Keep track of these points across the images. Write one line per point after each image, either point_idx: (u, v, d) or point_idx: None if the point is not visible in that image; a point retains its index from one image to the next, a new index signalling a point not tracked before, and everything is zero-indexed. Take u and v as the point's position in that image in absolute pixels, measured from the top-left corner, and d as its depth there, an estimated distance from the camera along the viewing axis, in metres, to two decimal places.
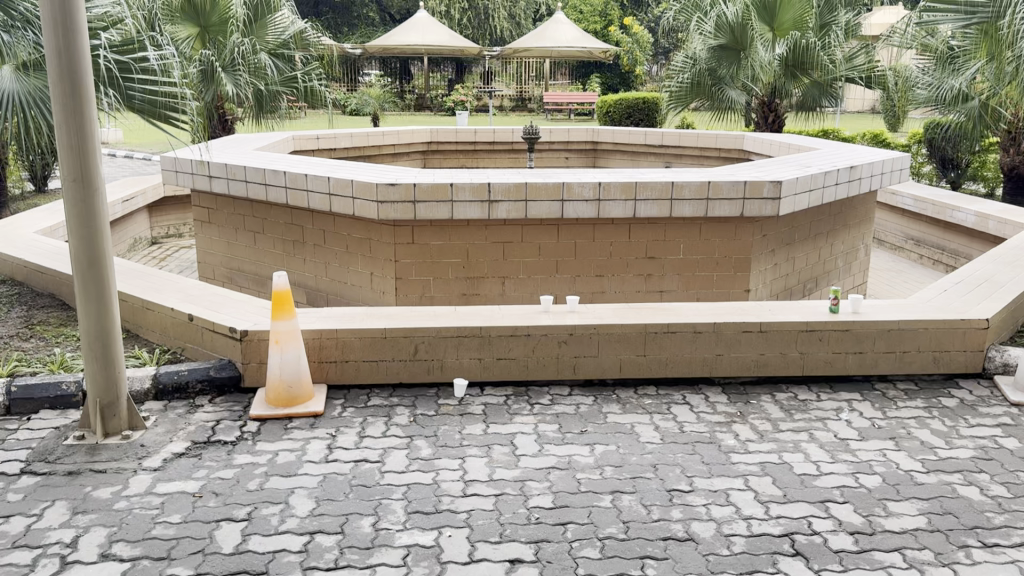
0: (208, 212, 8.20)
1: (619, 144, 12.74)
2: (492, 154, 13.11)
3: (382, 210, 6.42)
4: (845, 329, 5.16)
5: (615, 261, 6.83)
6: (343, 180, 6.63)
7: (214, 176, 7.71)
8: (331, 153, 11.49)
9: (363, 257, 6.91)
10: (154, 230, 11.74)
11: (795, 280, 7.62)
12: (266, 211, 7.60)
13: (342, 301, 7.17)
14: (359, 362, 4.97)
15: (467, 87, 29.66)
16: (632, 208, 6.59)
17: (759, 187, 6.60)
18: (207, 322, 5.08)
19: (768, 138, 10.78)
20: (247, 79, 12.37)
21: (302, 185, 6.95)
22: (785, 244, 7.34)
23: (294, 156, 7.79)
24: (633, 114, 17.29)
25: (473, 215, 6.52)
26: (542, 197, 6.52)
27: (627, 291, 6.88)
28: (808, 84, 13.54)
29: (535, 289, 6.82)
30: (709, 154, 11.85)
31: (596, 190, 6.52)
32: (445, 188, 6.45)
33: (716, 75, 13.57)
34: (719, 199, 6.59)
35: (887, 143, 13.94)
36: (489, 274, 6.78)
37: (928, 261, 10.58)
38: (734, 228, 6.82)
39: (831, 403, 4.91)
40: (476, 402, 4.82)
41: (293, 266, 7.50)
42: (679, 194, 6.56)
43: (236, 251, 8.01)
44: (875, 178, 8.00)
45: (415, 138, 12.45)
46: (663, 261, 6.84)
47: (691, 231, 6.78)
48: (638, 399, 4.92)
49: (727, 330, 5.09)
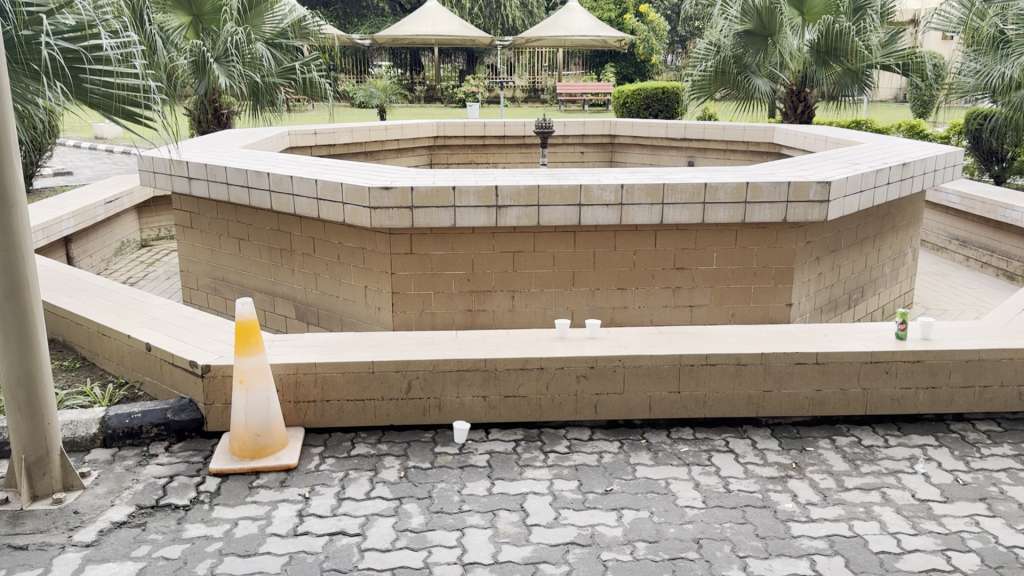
0: (191, 217, 7.48)
1: (638, 137, 11.93)
2: (503, 150, 12.33)
3: (375, 217, 5.66)
4: (917, 360, 4.36)
5: (639, 271, 6.06)
6: (331, 182, 5.87)
7: (193, 177, 6.99)
8: (329, 149, 10.71)
9: (355, 268, 6.17)
10: (143, 232, 11.05)
11: (840, 291, 6.83)
12: (250, 216, 6.86)
13: (334, 317, 6.43)
14: (342, 402, 4.22)
15: (478, 78, 28.89)
16: (659, 213, 5.79)
17: (805, 187, 5.77)
18: (166, 354, 4.37)
19: (800, 130, 9.96)
20: (241, 70, 11.62)
21: (286, 188, 6.20)
22: (830, 251, 6.54)
23: (283, 155, 7.05)
24: (651, 104, 16.47)
25: (477, 222, 5.75)
26: (557, 201, 5.73)
27: (653, 305, 6.11)
28: (840, 71, 12.58)
29: (549, 305, 6.08)
30: (736, 148, 11.00)
31: (618, 193, 5.73)
32: (446, 192, 5.67)
33: (741, 62, 12.73)
34: (759, 202, 5.78)
35: (925, 134, 13.03)
36: (498, 287, 6.03)
37: (976, 264, 9.74)
38: (774, 233, 6.01)
39: (902, 452, 4.12)
40: (480, 450, 4.07)
41: (280, 276, 6.76)
42: (713, 197, 5.76)
43: (221, 260, 7.28)
44: (928, 176, 7.15)
45: (420, 133, 11.72)
46: (693, 271, 6.06)
47: (726, 238, 6.00)
48: (673, 445, 4.15)
49: (777, 362, 4.30)
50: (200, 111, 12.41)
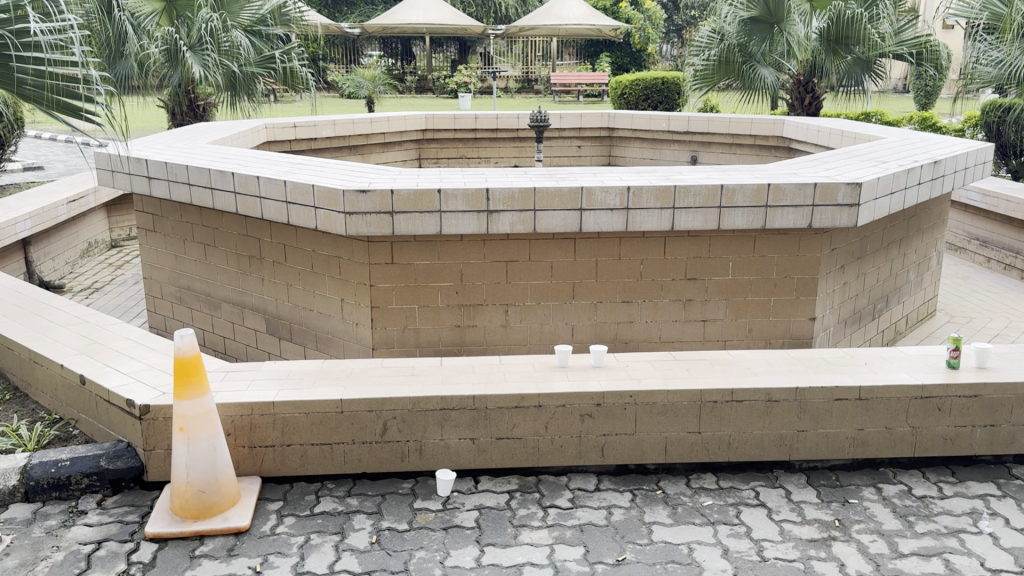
0: (153, 219, 6.84)
1: (638, 130, 11.31)
2: (496, 143, 11.69)
3: (351, 223, 5.03)
4: (974, 394, 3.77)
5: (646, 282, 5.45)
6: (302, 184, 5.23)
7: (153, 177, 6.35)
8: (310, 143, 10.07)
9: (330, 279, 5.54)
10: (113, 232, 10.39)
11: (865, 301, 6.25)
12: (216, 219, 6.23)
13: (308, 333, 5.81)
14: (307, 447, 3.60)
15: (470, 68, 28.19)
16: (669, 219, 5.17)
17: (833, 190, 5.16)
18: (102, 389, 3.75)
19: (809, 123, 9.40)
20: (216, 59, 10.93)
21: (253, 190, 5.56)
22: (856, 258, 5.95)
23: (254, 154, 6.43)
24: (650, 95, 15.82)
25: (466, 230, 5.13)
26: (555, 206, 5.11)
27: (661, 320, 5.51)
28: (850, 60, 11.97)
29: (547, 320, 5.49)
30: (743, 142, 10.43)
31: (623, 196, 5.11)
32: (431, 195, 5.04)
33: (746, 51, 12.11)
34: (783, 206, 5.16)
35: (938, 126, 12.44)
36: (489, 301, 5.43)
37: (998, 266, 9.17)
38: (797, 239, 5.40)
39: (961, 505, 3.52)
40: (466, 506, 3.46)
41: (249, 286, 6.15)
42: (731, 200, 5.14)
43: (186, 267, 6.66)
44: (959, 174, 6.53)
45: (408, 126, 11.09)
46: (706, 282, 5.46)
47: (743, 245, 5.39)
48: (693, 498, 3.55)
49: (813, 399, 3.70)
50: (176, 103, 11.74)
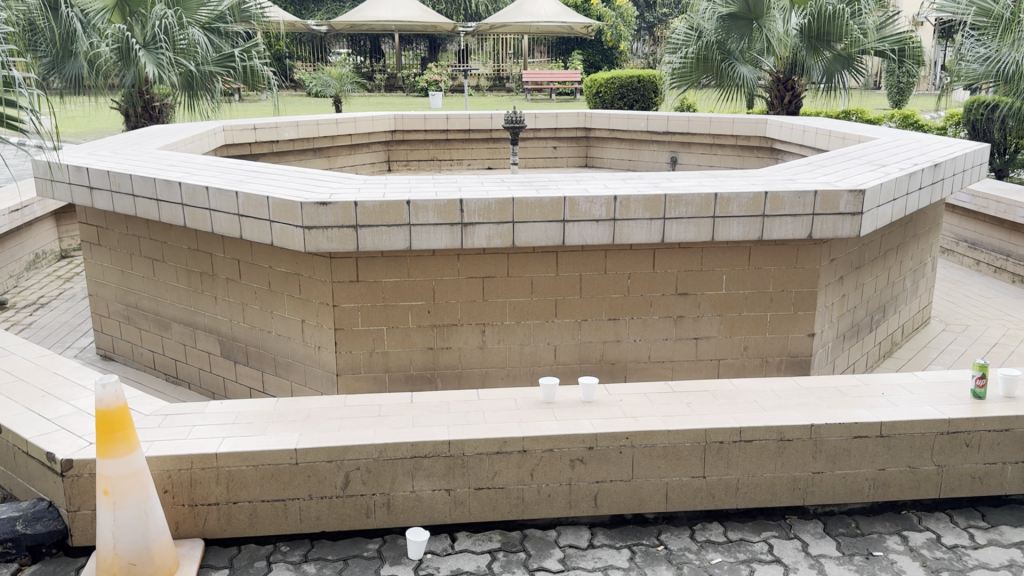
0: (98, 232, 6.34)
1: (616, 130, 10.91)
2: (468, 144, 11.22)
3: (310, 239, 4.56)
4: (1006, 429, 3.39)
5: (634, 299, 5.05)
6: (255, 196, 4.75)
7: (95, 187, 5.82)
8: (272, 146, 9.56)
9: (290, 299, 5.07)
10: (63, 242, 9.80)
11: (863, 313, 5.90)
12: (165, 233, 5.77)
13: (268, 357, 5.35)
14: (257, 503, 3.15)
15: (441, 65, 27.67)
16: (659, 230, 4.75)
17: (834, 198, 4.77)
18: (19, 440, 3.26)
19: (793, 122, 9.05)
20: (171, 58, 10.34)
21: (202, 202, 5.07)
22: (854, 268, 5.59)
23: (206, 161, 5.92)
24: (626, 94, 15.44)
25: (438, 245, 4.67)
26: (536, 217, 4.67)
27: (650, 339, 5.11)
28: (830, 56, 11.63)
29: (527, 341, 5.06)
30: (725, 142, 10.08)
31: (610, 206, 4.68)
32: (399, 207, 4.57)
33: (725, 48, 11.77)
34: (781, 215, 4.76)
35: (919, 124, 12.20)
36: (464, 320, 4.99)
37: (988, 269, 8.89)
38: (794, 250, 5.02)
39: (998, 556, 3.14)
40: (442, 572, 3.01)
41: (202, 305, 5.67)
42: (725, 210, 4.73)
43: (135, 283, 6.17)
44: (958, 177, 6.19)
45: (376, 127, 10.65)
46: (698, 297, 5.06)
47: (737, 257, 5.00)
48: (700, 555, 3.13)
49: (829, 437, 3.31)
50: (129, 104, 11.13)
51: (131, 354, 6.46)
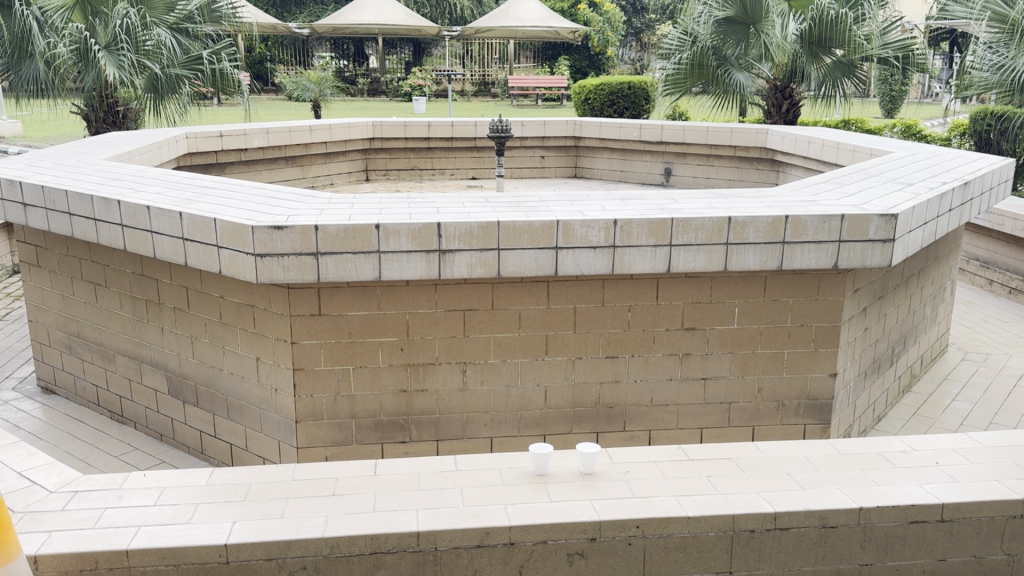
0: (37, 252, 5.69)
1: (607, 140, 10.32)
2: (451, 153, 10.58)
3: (262, 268, 3.94)
4: None
5: (635, 334, 4.46)
6: (201, 218, 4.13)
7: (28, 204, 5.18)
8: (239, 154, 8.98)
9: (244, 333, 4.47)
10: (15, 255, 9.11)
11: (884, 346, 5.35)
12: (107, 254, 5.14)
13: (220, 397, 4.74)
14: None
15: (425, 69, 27.05)
16: (665, 258, 4.16)
17: (863, 222, 4.20)
18: None
19: (797, 133, 8.50)
20: (133, 60, 9.65)
21: (143, 223, 4.45)
22: (877, 297, 5.03)
23: (154, 176, 5.28)
24: (616, 101, 14.91)
25: (412, 275, 4.06)
26: (524, 243, 4.07)
27: (652, 380, 4.52)
28: (830, 63, 11.15)
29: (514, 381, 4.46)
30: (722, 153, 9.54)
31: (609, 231, 4.09)
32: (366, 231, 3.96)
33: (721, 54, 11.24)
34: (803, 242, 4.19)
35: (922, 135, 11.72)
36: (442, 358, 4.39)
37: (1002, 289, 8.38)
38: (815, 280, 4.45)
39: None
40: None
41: (148, 337, 5.07)
42: (741, 235, 4.14)
43: (75, 309, 5.54)
44: (986, 195, 5.64)
45: (352, 134, 10.04)
46: (707, 333, 4.48)
47: (752, 287, 4.43)
48: None
49: (880, 522, 2.77)
50: (91, 107, 10.26)
51: (73, 388, 5.81)
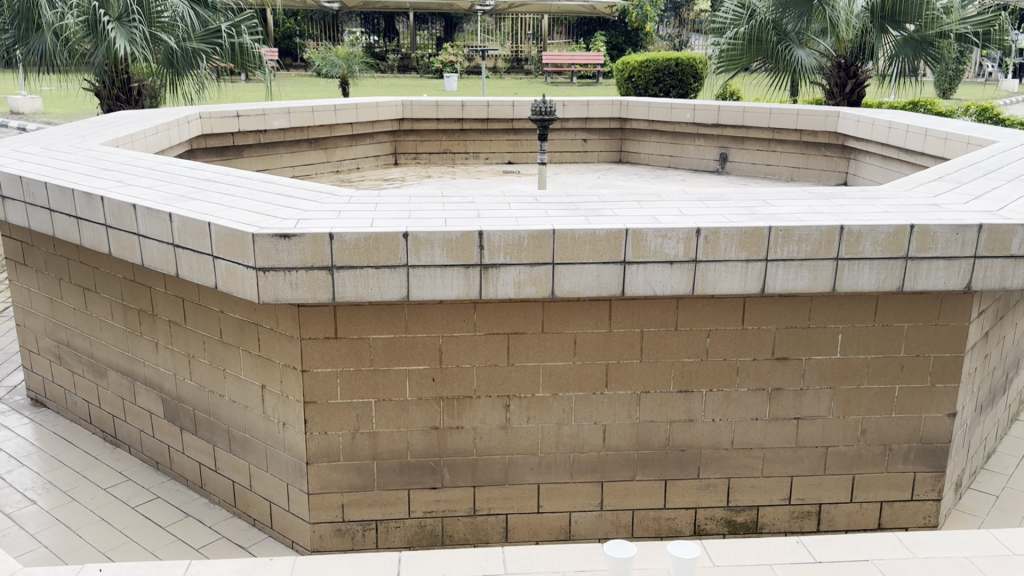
0: (23, 249, 5.03)
1: (655, 122, 9.48)
2: (486, 136, 9.82)
3: (265, 284, 3.22)
4: None
5: (714, 365, 3.69)
6: (195, 222, 3.43)
7: (6, 197, 4.51)
8: (259, 136, 8.31)
9: (248, 355, 3.77)
10: None
11: (1000, 373, 4.52)
12: (96, 255, 4.46)
13: (222, 427, 4.05)
14: None
15: (456, 45, 26.16)
16: (759, 276, 3.38)
17: (1005, 235, 3.39)
18: None
19: (874, 117, 7.63)
20: (145, 33, 8.98)
21: (129, 224, 3.75)
22: (999, 318, 4.20)
23: (150, 167, 4.58)
24: (662, 79, 14.02)
25: (446, 294, 3.31)
26: (585, 257, 3.31)
27: (734, 419, 3.75)
28: (901, 39, 10.13)
29: (566, 419, 3.72)
30: (786, 137, 8.73)
31: (691, 243, 3.32)
32: (392, 240, 3.23)
33: (780, 29, 10.30)
34: (931, 258, 3.38)
35: (999, 117, 10.70)
36: (482, 392, 3.65)
37: None
38: (937, 301, 3.65)
39: None
40: None
41: (141, 352, 4.40)
42: (855, 249, 3.35)
43: (64, 316, 4.89)
44: None
45: (381, 115, 9.30)
46: (802, 364, 3.69)
47: (860, 309, 3.64)
48: None
49: None
50: (103, 83, 9.59)
51: (65, 402, 5.17)
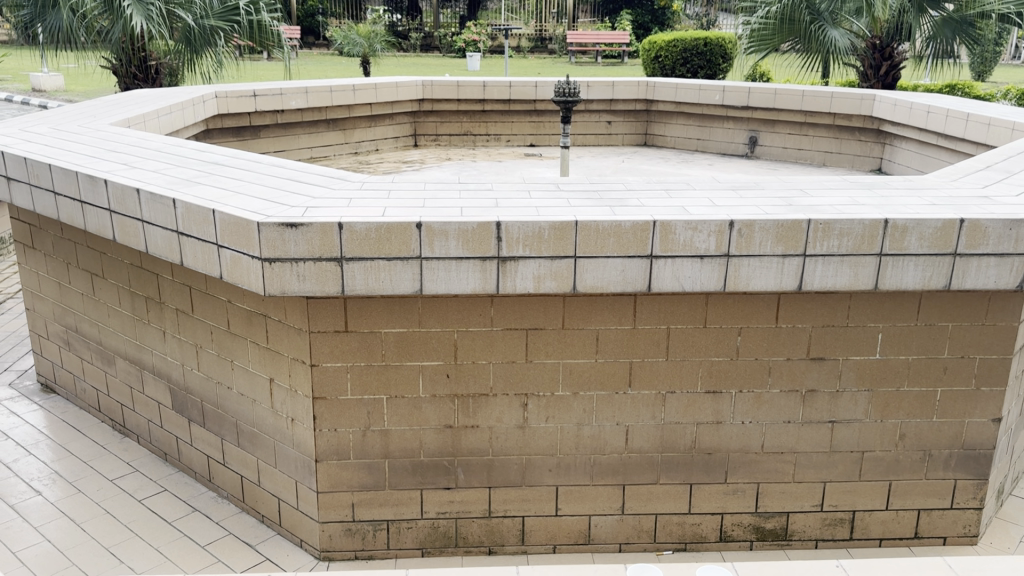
0: (32, 232, 4.91)
1: (683, 104, 9.21)
2: (508, 117, 9.59)
3: (271, 275, 3.06)
4: None
5: (744, 365, 3.49)
6: (199, 208, 3.27)
7: (11, 178, 4.37)
8: (276, 116, 8.16)
9: (256, 347, 3.62)
10: None
11: None
12: (103, 240, 4.33)
13: (229, 419, 3.91)
14: None
15: (480, 24, 25.81)
16: (796, 271, 3.16)
17: None
18: None
19: (912, 102, 7.32)
20: (162, 10, 8.82)
21: (132, 210, 3.60)
22: None
23: (159, 149, 4.42)
24: (689, 59, 13.69)
25: (461, 288, 3.13)
26: (609, 250, 3.11)
27: (764, 422, 3.55)
28: (939, 20, 9.68)
29: (587, 419, 3.54)
30: (819, 121, 8.43)
31: (723, 236, 3.11)
32: (405, 231, 3.05)
33: (814, 8, 9.91)
34: (981, 255, 3.15)
35: None
36: (498, 389, 3.48)
37: None
38: (985, 300, 3.41)
39: None
40: None
41: (149, 340, 4.27)
42: (900, 244, 3.13)
43: (72, 301, 4.77)
44: None
45: (401, 95, 9.10)
46: (837, 365, 3.48)
47: (902, 307, 3.41)
48: None
49: None
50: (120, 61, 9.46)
51: (74, 389, 5.06)
